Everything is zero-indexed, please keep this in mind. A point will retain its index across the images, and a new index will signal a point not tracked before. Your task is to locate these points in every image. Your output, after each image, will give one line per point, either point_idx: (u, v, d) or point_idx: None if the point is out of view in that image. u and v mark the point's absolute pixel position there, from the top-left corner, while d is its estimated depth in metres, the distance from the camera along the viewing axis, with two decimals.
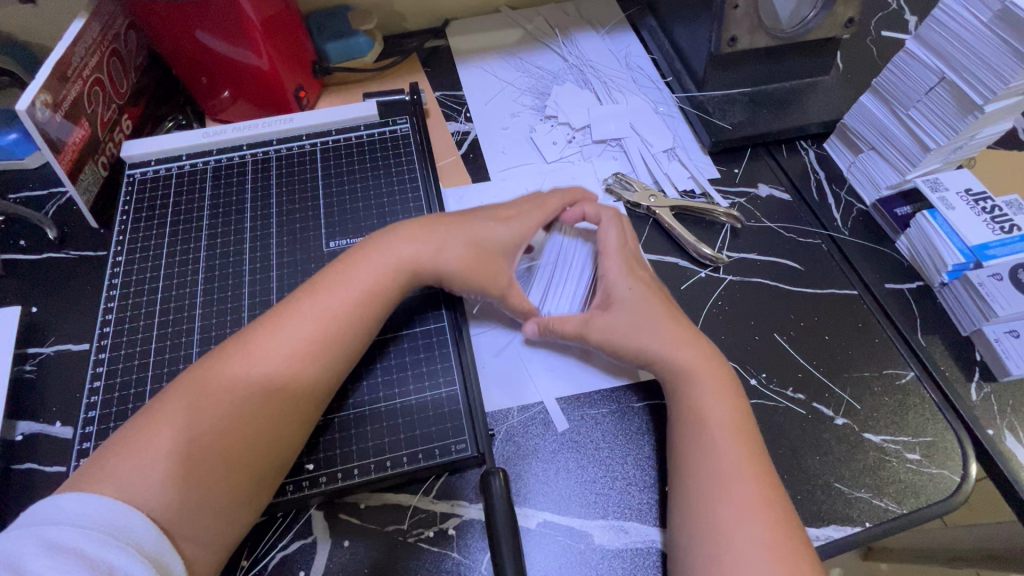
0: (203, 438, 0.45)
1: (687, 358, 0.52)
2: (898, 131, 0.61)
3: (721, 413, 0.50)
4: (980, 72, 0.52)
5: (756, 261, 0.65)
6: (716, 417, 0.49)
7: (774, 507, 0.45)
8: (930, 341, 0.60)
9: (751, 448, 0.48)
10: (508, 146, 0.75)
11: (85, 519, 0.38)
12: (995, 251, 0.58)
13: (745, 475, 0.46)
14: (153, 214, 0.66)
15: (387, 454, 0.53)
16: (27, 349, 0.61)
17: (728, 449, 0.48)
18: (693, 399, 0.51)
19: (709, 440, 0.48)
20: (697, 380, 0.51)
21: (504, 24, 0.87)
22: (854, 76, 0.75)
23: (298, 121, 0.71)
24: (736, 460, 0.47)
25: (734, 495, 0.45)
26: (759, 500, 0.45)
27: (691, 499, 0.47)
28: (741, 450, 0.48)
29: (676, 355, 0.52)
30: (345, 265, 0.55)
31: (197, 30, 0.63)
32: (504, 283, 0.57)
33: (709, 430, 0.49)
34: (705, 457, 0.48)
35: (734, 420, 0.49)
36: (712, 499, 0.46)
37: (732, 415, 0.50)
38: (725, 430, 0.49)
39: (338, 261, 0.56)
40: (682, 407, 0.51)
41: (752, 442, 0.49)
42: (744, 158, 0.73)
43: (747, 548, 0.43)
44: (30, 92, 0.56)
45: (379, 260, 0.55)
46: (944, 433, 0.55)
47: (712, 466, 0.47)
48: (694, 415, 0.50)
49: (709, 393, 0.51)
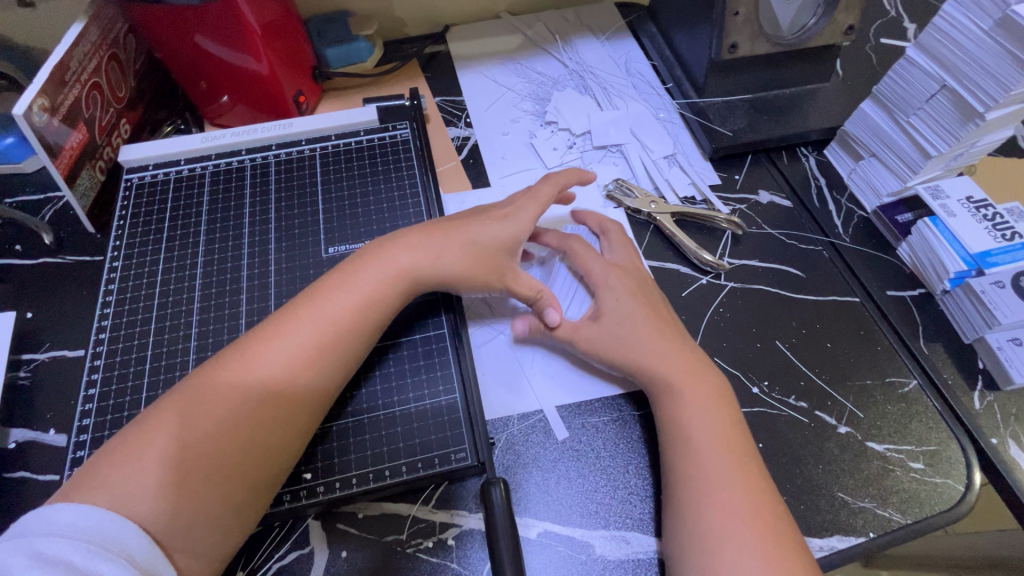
0: (198, 447, 0.44)
1: (671, 368, 0.53)
2: (899, 138, 0.61)
3: (705, 421, 0.50)
4: (981, 79, 0.52)
5: (757, 268, 0.65)
6: (709, 426, 0.49)
7: (766, 514, 0.45)
8: (932, 348, 0.59)
9: (745, 455, 0.48)
10: (508, 152, 0.74)
11: (74, 531, 0.38)
12: (997, 258, 0.57)
13: (733, 483, 0.46)
14: (150, 219, 0.65)
15: (386, 463, 0.52)
16: (21, 356, 0.61)
17: (715, 458, 0.48)
18: (678, 408, 0.51)
19: (694, 450, 0.48)
20: (681, 390, 0.51)
21: (504, 30, 0.87)
22: (853, 83, 0.75)
23: (298, 126, 0.71)
24: (730, 468, 0.47)
25: (724, 503, 0.45)
26: (748, 508, 0.45)
27: (680, 509, 0.46)
28: (729, 458, 0.48)
29: (660, 366, 0.53)
30: (340, 273, 0.55)
31: (197, 35, 0.63)
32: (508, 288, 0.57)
33: (693, 439, 0.49)
34: (692, 467, 0.48)
35: (719, 428, 0.49)
36: (702, 508, 0.45)
37: (718, 423, 0.50)
38: (708, 438, 0.49)
39: (338, 270, 0.55)
40: (667, 418, 0.51)
41: (740, 449, 0.48)
42: (744, 165, 0.73)
43: (738, 556, 0.43)
44: (26, 97, 0.56)
45: (379, 268, 0.54)
46: (947, 442, 0.54)
47: (698, 476, 0.47)
48: (679, 424, 0.50)
49: (693, 401, 0.51)
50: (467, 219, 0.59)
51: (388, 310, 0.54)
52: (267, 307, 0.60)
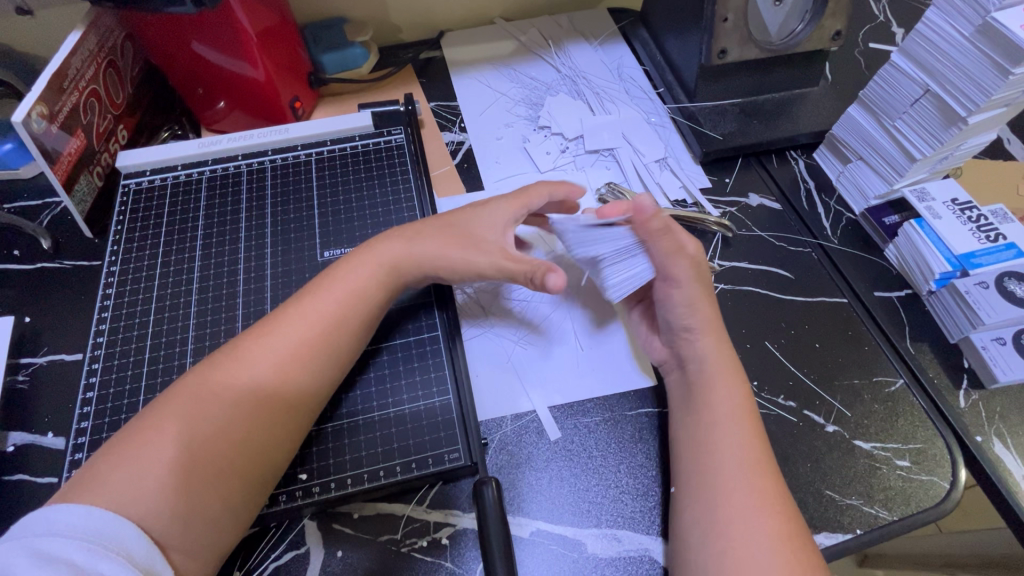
0: (196, 446, 0.45)
1: (709, 347, 0.53)
2: (886, 142, 0.62)
3: (731, 405, 0.51)
4: (963, 84, 0.53)
5: (747, 269, 0.66)
6: (724, 431, 0.49)
7: (777, 500, 0.46)
8: (919, 348, 0.60)
9: (757, 456, 0.48)
10: (502, 156, 0.75)
11: (74, 530, 0.38)
12: (981, 259, 0.58)
13: (753, 467, 0.47)
14: (147, 225, 0.66)
15: (381, 463, 0.53)
16: (20, 360, 0.61)
17: (735, 443, 0.49)
18: (704, 394, 0.52)
19: (717, 436, 0.49)
20: (712, 371, 0.53)
21: (498, 36, 0.88)
22: (842, 87, 0.77)
23: (295, 131, 0.72)
24: (740, 469, 0.47)
25: (741, 488, 0.46)
26: (762, 492, 0.46)
27: (699, 491, 0.47)
28: (749, 443, 0.49)
29: (698, 344, 0.54)
30: (343, 268, 0.56)
31: (194, 42, 0.64)
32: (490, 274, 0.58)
33: (717, 429, 0.50)
34: (714, 452, 0.49)
35: (740, 414, 0.50)
36: (717, 494, 0.47)
37: (742, 408, 0.51)
38: (731, 421, 0.50)
39: (331, 268, 0.57)
40: (694, 412, 0.52)
41: (757, 436, 0.49)
42: (734, 168, 0.74)
43: (751, 539, 0.44)
44: (25, 105, 0.56)
45: (364, 264, 0.56)
46: (933, 440, 0.55)
47: (717, 459, 0.48)
48: (703, 407, 0.51)
49: (713, 402, 0.51)
50: (457, 212, 0.61)
51: (378, 305, 0.56)
52: (263, 311, 0.61)
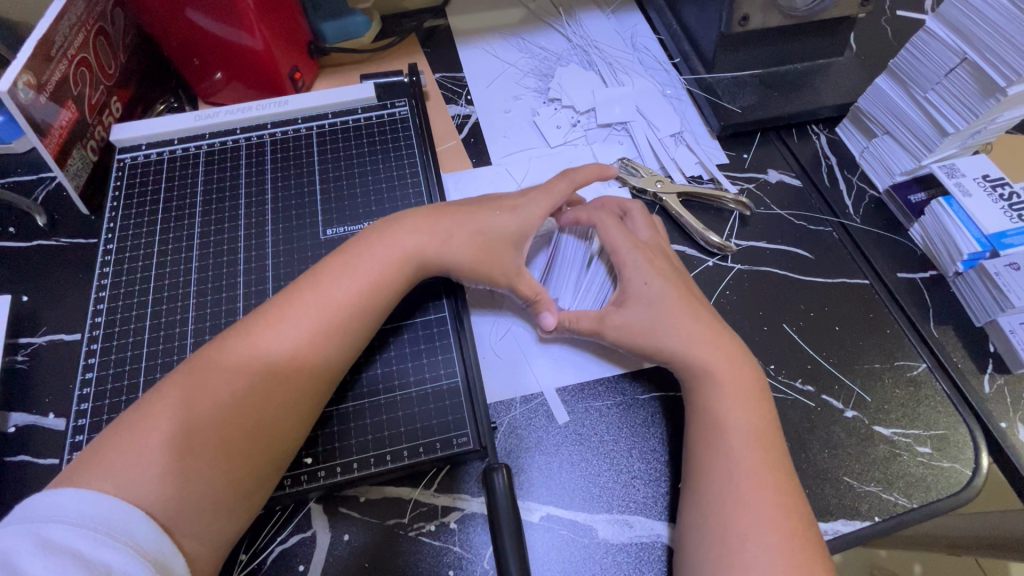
0: (201, 431, 0.43)
1: (712, 353, 0.51)
2: (916, 115, 0.59)
3: (743, 411, 0.48)
4: (1005, 51, 0.50)
5: (765, 249, 0.63)
6: (736, 424, 0.47)
7: (786, 513, 0.44)
8: (943, 331, 0.58)
9: (769, 453, 0.46)
10: (510, 130, 0.73)
11: (79, 518, 0.37)
12: (1013, 239, 0.55)
13: (764, 480, 0.45)
14: (145, 200, 0.64)
15: (387, 448, 0.52)
16: (18, 339, 0.60)
17: (745, 440, 0.47)
18: (714, 386, 0.49)
19: (726, 431, 0.47)
20: (719, 377, 0.50)
21: (507, 3, 0.84)
22: (867, 57, 0.73)
23: (294, 104, 0.69)
24: (753, 465, 0.46)
25: (749, 503, 0.44)
26: (771, 502, 0.44)
27: (703, 503, 0.45)
28: (758, 452, 0.46)
29: (703, 349, 0.51)
30: (363, 251, 0.53)
31: (188, 9, 0.60)
32: (502, 254, 0.55)
33: (728, 425, 0.48)
34: (726, 447, 0.47)
35: (752, 411, 0.48)
36: (724, 489, 0.45)
37: (750, 414, 0.48)
38: (742, 416, 0.48)
39: (346, 250, 0.54)
40: (702, 405, 0.49)
41: (770, 434, 0.48)
42: (753, 143, 0.71)
43: (759, 556, 0.42)
44: (11, 73, 0.54)
45: (386, 253, 0.53)
46: (956, 426, 0.54)
47: (732, 466, 0.46)
48: (715, 414, 0.48)
49: (729, 394, 0.49)
50: (484, 208, 0.57)
51: (394, 298, 0.53)
52: (264, 291, 0.59)
